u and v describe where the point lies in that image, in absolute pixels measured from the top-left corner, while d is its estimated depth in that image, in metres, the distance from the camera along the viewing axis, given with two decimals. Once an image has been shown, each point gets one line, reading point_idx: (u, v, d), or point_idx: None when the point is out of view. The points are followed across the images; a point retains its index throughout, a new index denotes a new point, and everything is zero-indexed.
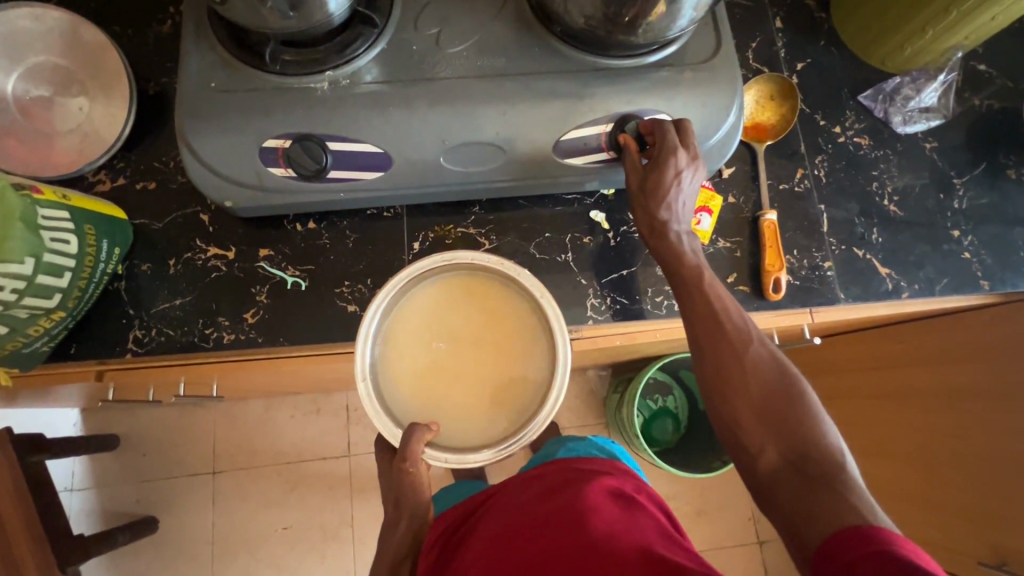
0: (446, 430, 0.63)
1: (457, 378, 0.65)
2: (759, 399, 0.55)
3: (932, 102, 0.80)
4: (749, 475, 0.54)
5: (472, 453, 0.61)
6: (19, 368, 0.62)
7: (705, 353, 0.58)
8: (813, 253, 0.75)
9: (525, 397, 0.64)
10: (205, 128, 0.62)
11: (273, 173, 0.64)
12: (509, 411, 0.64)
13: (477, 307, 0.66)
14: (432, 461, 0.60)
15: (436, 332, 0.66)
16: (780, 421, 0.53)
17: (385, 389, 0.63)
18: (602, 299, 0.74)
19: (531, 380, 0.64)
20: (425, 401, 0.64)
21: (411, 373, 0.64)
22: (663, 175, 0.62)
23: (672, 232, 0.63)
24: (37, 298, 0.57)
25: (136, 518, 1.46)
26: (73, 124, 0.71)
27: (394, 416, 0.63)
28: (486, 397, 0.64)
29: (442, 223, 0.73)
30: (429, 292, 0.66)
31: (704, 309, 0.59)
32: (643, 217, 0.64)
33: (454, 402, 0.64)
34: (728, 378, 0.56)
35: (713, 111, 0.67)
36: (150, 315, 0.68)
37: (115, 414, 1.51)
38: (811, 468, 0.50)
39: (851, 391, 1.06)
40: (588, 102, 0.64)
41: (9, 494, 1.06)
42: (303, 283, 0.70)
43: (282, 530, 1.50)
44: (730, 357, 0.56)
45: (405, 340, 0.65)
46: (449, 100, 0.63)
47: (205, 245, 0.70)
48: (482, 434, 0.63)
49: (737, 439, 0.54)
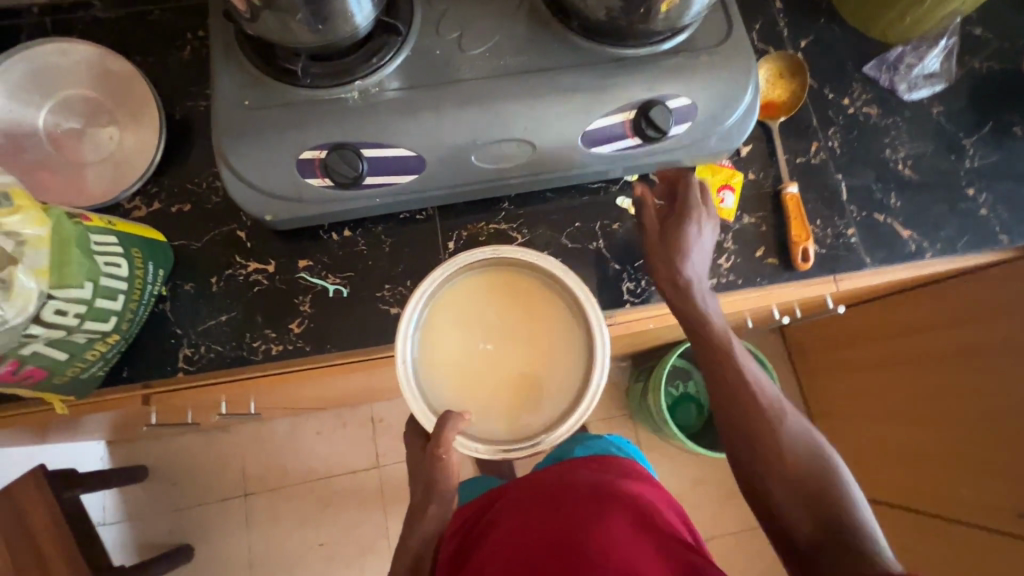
0: (477, 420, 0.65)
1: (497, 371, 0.66)
2: (793, 470, 0.54)
3: (935, 67, 0.82)
4: (783, 545, 0.52)
5: (502, 446, 0.63)
6: (74, 394, 0.63)
7: (735, 415, 0.58)
8: (836, 221, 0.77)
9: (561, 396, 0.65)
10: (243, 145, 0.63)
11: (311, 183, 0.66)
12: (545, 407, 0.65)
13: (514, 305, 0.67)
14: (460, 448, 0.62)
15: (475, 324, 0.67)
16: (818, 500, 0.52)
17: (427, 377, 0.65)
18: (637, 282, 0.74)
19: (568, 378, 0.66)
20: (459, 390, 0.65)
21: (450, 362, 0.66)
22: (682, 232, 0.65)
23: (691, 288, 0.64)
24: (96, 322, 0.58)
25: (171, 547, 1.47)
26: (104, 153, 0.73)
27: (430, 401, 0.64)
28: (519, 393, 0.66)
29: (474, 222, 0.75)
30: (468, 285, 0.67)
31: (733, 372, 0.59)
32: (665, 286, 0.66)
33: (487, 395, 0.66)
34: (762, 451, 0.55)
35: (729, 91, 0.69)
36: (197, 332, 0.69)
37: (142, 443, 1.51)
38: (847, 540, 0.49)
39: (891, 356, 1.13)
40: (610, 92, 0.67)
41: (47, 528, 1.08)
42: (345, 289, 0.71)
43: (318, 546, 1.51)
44: (765, 429, 0.56)
45: (446, 334, 0.66)
46: (476, 100, 0.65)
47: (246, 260, 0.71)
48: (512, 428, 0.65)
49: (773, 507, 0.53)
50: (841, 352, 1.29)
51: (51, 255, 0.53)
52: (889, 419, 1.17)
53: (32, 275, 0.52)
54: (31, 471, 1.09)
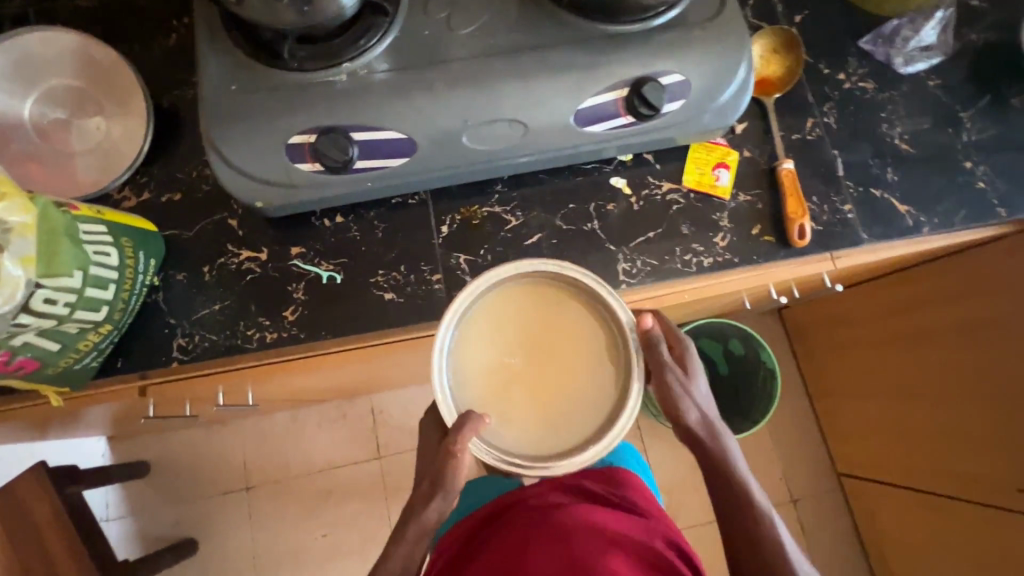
0: (503, 429, 0.61)
1: (529, 381, 0.62)
2: None
3: (931, 40, 0.81)
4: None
5: (524, 460, 0.59)
6: (69, 386, 0.63)
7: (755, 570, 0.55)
8: (832, 197, 0.76)
9: (595, 411, 0.61)
10: (232, 132, 0.63)
11: (301, 168, 0.65)
12: (578, 421, 0.61)
13: (549, 315, 0.63)
14: (476, 452, 0.58)
15: (518, 329, 0.63)
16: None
17: (456, 382, 0.61)
18: (633, 263, 0.73)
19: (603, 392, 0.62)
20: (491, 395, 0.62)
21: (488, 363, 0.62)
22: (674, 390, 0.62)
23: (708, 432, 0.62)
24: (86, 312, 0.58)
25: (176, 541, 1.48)
26: (91, 143, 0.72)
27: (458, 397, 0.61)
28: (553, 409, 0.61)
29: (468, 205, 0.73)
30: (503, 295, 0.64)
31: (750, 520, 0.57)
32: (679, 429, 0.63)
33: (519, 406, 0.61)
34: None
35: (722, 67, 0.68)
36: (191, 322, 0.68)
37: (144, 438, 1.52)
38: None
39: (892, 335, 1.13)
40: (602, 70, 0.66)
41: (51, 523, 1.09)
42: (338, 276, 0.70)
43: (322, 537, 1.52)
44: None
45: (478, 342, 0.62)
46: (467, 81, 0.64)
47: (238, 249, 0.71)
48: (539, 444, 0.60)
49: None
50: (838, 336, 1.30)
51: (39, 244, 0.53)
52: (892, 401, 1.18)
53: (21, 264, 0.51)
54: (32, 467, 1.10)
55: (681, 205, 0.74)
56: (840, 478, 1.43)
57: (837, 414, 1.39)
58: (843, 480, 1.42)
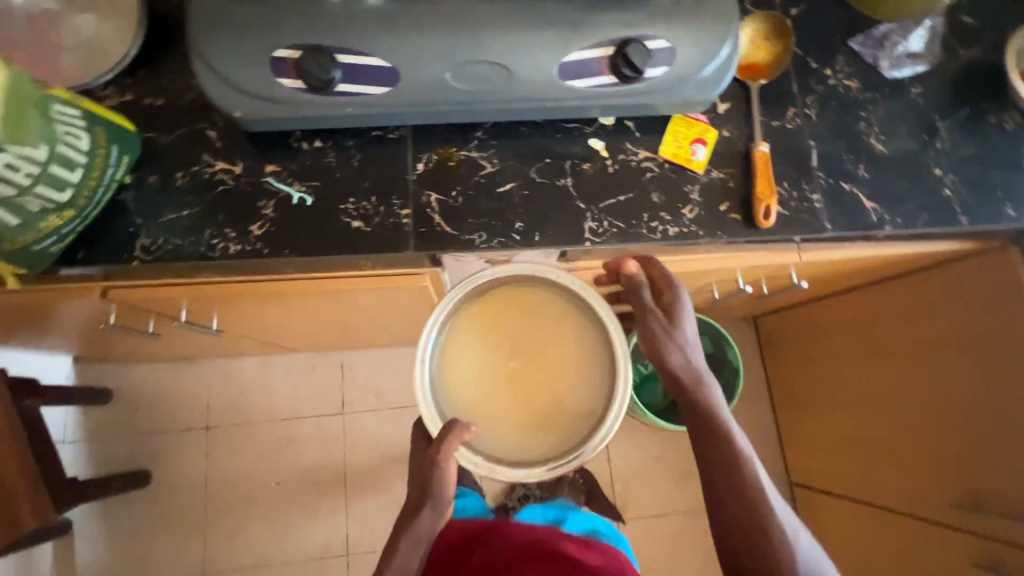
0: (489, 437, 0.63)
1: (516, 390, 0.65)
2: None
3: (919, 48, 0.83)
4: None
5: (514, 468, 0.62)
6: (31, 271, 0.64)
7: (736, 510, 0.55)
8: (802, 185, 0.78)
9: (588, 403, 0.65)
10: (217, 37, 0.64)
11: (283, 84, 0.66)
12: (572, 416, 0.64)
13: (525, 323, 0.67)
14: (462, 462, 0.61)
15: (503, 340, 0.67)
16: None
17: (441, 399, 0.64)
18: (600, 223, 0.73)
19: (591, 384, 0.65)
20: (475, 403, 0.64)
21: (472, 373, 0.65)
22: (655, 336, 0.62)
23: (694, 375, 0.60)
24: (49, 189, 0.58)
25: (130, 470, 1.48)
26: (80, 40, 0.72)
27: (443, 407, 0.64)
28: (539, 411, 0.65)
29: (446, 146, 0.74)
30: (479, 310, 0.67)
31: (732, 465, 0.56)
32: (663, 373, 0.61)
33: (504, 412, 0.64)
34: (761, 556, 0.53)
35: (708, 40, 0.69)
36: (157, 225, 0.69)
37: (110, 366, 1.53)
38: None
39: (853, 345, 1.15)
40: (590, 25, 0.66)
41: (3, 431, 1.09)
42: (308, 198, 0.71)
43: (276, 484, 1.52)
44: (769, 544, 0.53)
45: (460, 362, 0.66)
46: (455, 19, 0.65)
47: (213, 159, 0.71)
48: (527, 448, 0.63)
49: None
50: (804, 343, 1.32)
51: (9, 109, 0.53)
52: (849, 412, 1.20)
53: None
54: None
55: (654, 173, 0.76)
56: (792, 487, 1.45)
57: (797, 424, 1.41)
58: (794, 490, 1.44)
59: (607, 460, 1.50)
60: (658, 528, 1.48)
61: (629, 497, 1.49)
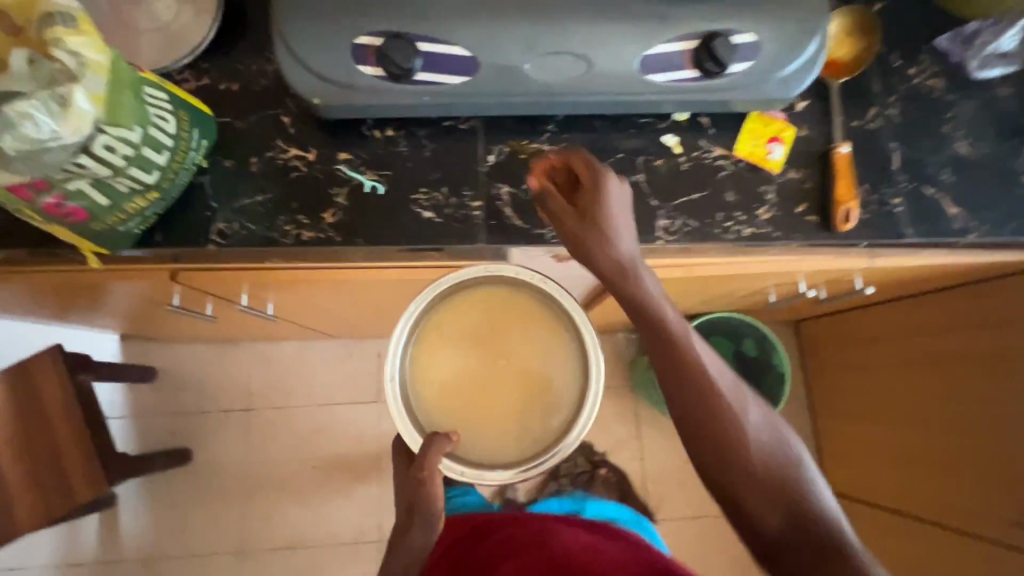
0: (469, 441, 0.64)
1: (489, 394, 0.66)
2: (760, 472, 0.48)
3: (1011, 47, 0.78)
4: (751, 539, 0.49)
5: (494, 469, 0.63)
6: (108, 248, 0.65)
7: (687, 404, 0.49)
8: (883, 188, 0.75)
9: (562, 400, 0.65)
10: (300, 22, 0.63)
11: (363, 71, 0.65)
12: (548, 413, 0.65)
13: (493, 327, 0.67)
14: (447, 472, 0.61)
15: (472, 342, 0.66)
16: (783, 484, 0.47)
17: (418, 413, 0.64)
18: (673, 221, 0.72)
19: (564, 382, 0.66)
20: (450, 411, 0.65)
21: (445, 380, 0.66)
22: (603, 240, 0.51)
23: (635, 275, 0.51)
24: (140, 172, 0.58)
25: (171, 448, 1.51)
26: (159, 23, 0.73)
27: (419, 422, 0.64)
28: (513, 409, 0.65)
29: (517, 138, 0.73)
30: (446, 319, 0.67)
31: (678, 359, 0.50)
32: (596, 273, 0.52)
33: (477, 413, 0.65)
34: (724, 444, 0.48)
35: (795, 36, 0.67)
36: (233, 209, 0.69)
37: (155, 346, 1.56)
38: (826, 548, 0.45)
39: (908, 355, 1.12)
40: (675, 17, 0.64)
41: None
42: (380, 186, 0.70)
43: (311, 468, 1.55)
44: (732, 430, 0.48)
45: (431, 374, 0.66)
46: (539, 8, 0.63)
47: (286, 146, 0.71)
48: (505, 449, 0.64)
49: (738, 507, 0.48)
50: (852, 351, 1.30)
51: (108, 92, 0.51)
52: (897, 423, 1.17)
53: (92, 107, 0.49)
54: None
55: (729, 172, 0.74)
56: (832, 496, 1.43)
57: (840, 432, 1.38)
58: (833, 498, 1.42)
59: (642, 460, 1.49)
60: (692, 531, 1.47)
61: (663, 498, 1.48)
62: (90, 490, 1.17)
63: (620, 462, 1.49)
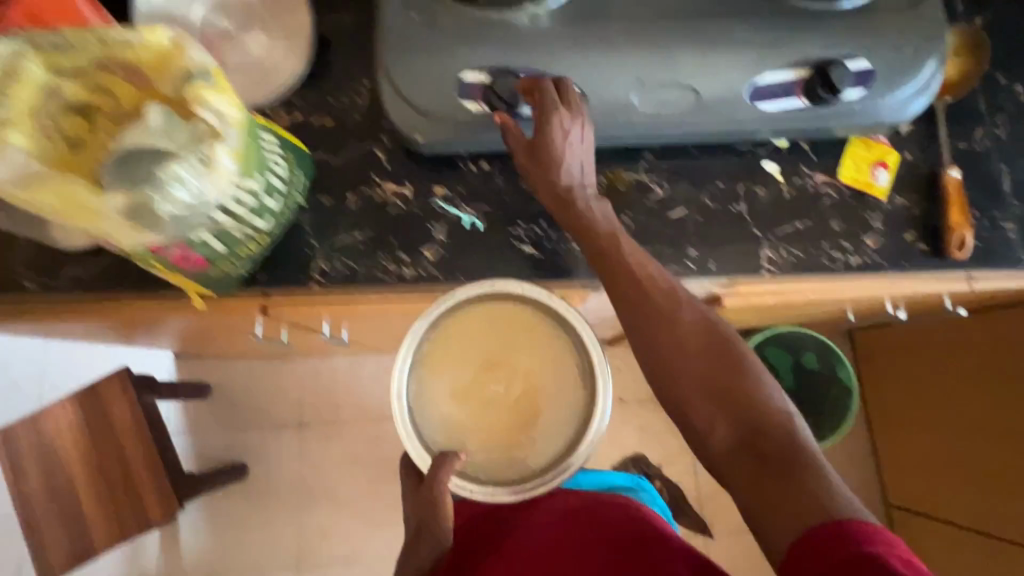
0: (477, 454, 0.62)
1: (492, 414, 0.62)
2: (701, 370, 0.52)
3: None
4: (701, 454, 0.52)
5: (502, 486, 0.60)
6: (214, 289, 0.65)
7: (645, 315, 0.56)
8: (994, 213, 0.72)
9: (566, 421, 0.62)
10: (409, 60, 0.64)
11: (468, 108, 0.65)
12: (552, 424, 0.62)
13: (495, 347, 0.63)
14: (457, 491, 0.60)
15: (477, 357, 0.63)
16: (724, 392, 0.51)
17: (426, 429, 0.62)
18: (777, 251, 0.71)
19: (568, 404, 0.62)
20: (455, 426, 0.62)
21: (454, 398, 0.63)
22: (549, 138, 0.61)
23: (576, 200, 0.62)
24: (257, 219, 0.58)
25: (229, 463, 1.52)
26: (252, 59, 0.72)
27: (426, 441, 0.62)
28: (517, 419, 0.62)
29: (615, 168, 0.72)
30: (450, 337, 0.63)
31: (626, 277, 0.58)
32: (546, 190, 0.62)
33: (482, 426, 0.62)
34: (665, 351, 0.54)
35: (908, 61, 0.65)
36: (334, 247, 0.69)
37: (208, 362, 1.56)
38: (764, 446, 0.48)
39: (987, 372, 1.15)
40: (786, 46, 0.64)
41: None
42: (480, 222, 0.70)
43: (365, 482, 1.55)
44: (665, 334, 0.54)
45: (435, 395, 0.63)
46: (649, 41, 0.63)
47: (383, 181, 0.71)
48: (512, 462, 0.61)
49: (687, 419, 0.52)
50: (907, 365, 1.33)
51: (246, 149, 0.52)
52: (969, 437, 1.19)
53: (236, 166, 0.50)
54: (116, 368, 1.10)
55: (834, 199, 0.72)
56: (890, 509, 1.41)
57: (903, 445, 1.37)
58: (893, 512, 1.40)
59: (699, 474, 1.47)
60: (753, 545, 1.45)
61: (721, 512, 1.46)
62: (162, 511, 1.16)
63: (677, 476, 1.47)
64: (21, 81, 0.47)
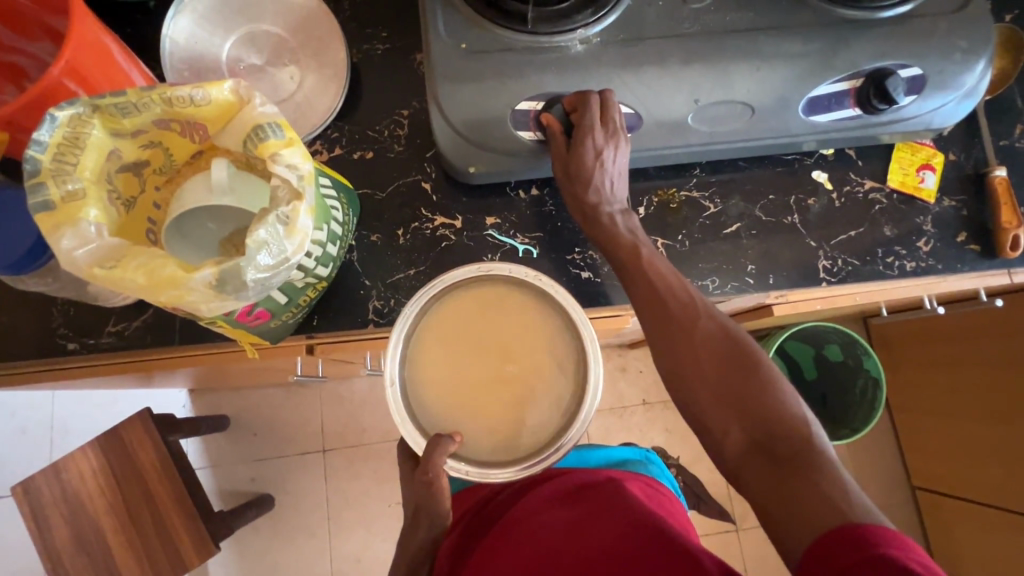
0: (475, 439, 0.54)
1: (485, 397, 0.55)
2: (714, 372, 0.51)
3: None
4: (716, 456, 0.50)
5: (497, 467, 0.53)
6: (268, 341, 0.60)
7: (659, 318, 0.54)
8: None
9: (560, 398, 0.54)
10: (459, 89, 0.61)
11: (522, 137, 0.63)
12: (544, 402, 0.54)
13: (485, 324, 0.56)
14: (452, 474, 0.52)
15: (461, 336, 0.56)
16: (739, 393, 0.50)
17: (416, 411, 0.54)
18: (833, 261, 0.70)
19: (560, 379, 0.55)
20: (446, 406, 0.55)
21: (439, 384, 0.55)
22: (584, 160, 0.59)
23: (604, 215, 0.60)
24: (319, 268, 0.57)
25: (253, 496, 1.45)
26: (284, 93, 0.69)
27: (419, 423, 0.54)
28: (512, 396, 0.55)
29: (665, 187, 0.71)
30: (434, 324, 0.56)
31: (641, 282, 0.56)
32: (572, 200, 0.61)
33: (474, 409, 0.54)
34: (679, 350, 0.52)
35: (958, 64, 0.64)
36: (387, 285, 0.67)
37: (223, 394, 1.51)
38: (779, 449, 0.47)
39: (983, 354, 1.16)
40: (842, 56, 0.62)
41: (156, 474, 1.02)
42: (534, 250, 0.69)
43: (394, 505, 1.48)
44: (682, 338, 0.53)
45: (423, 376, 0.55)
46: (704, 58, 0.61)
47: (432, 214, 0.69)
48: (510, 446, 0.54)
49: (701, 418, 0.51)
50: (913, 352, 1.34)
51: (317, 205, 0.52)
52: (980, 420, 1.20)
53: (313, 220, 0.48)
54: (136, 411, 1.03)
55: (883, 205, 0.72)
56: (915, 491, 1.41)
57: (921, 430, 1.36)
58: (917, 494, 1.40)
59: None
60: None
61: None
62: (199, 557, 1.02)
63: (712, 475, 1.46)
64: (86, 148, 0.46)
